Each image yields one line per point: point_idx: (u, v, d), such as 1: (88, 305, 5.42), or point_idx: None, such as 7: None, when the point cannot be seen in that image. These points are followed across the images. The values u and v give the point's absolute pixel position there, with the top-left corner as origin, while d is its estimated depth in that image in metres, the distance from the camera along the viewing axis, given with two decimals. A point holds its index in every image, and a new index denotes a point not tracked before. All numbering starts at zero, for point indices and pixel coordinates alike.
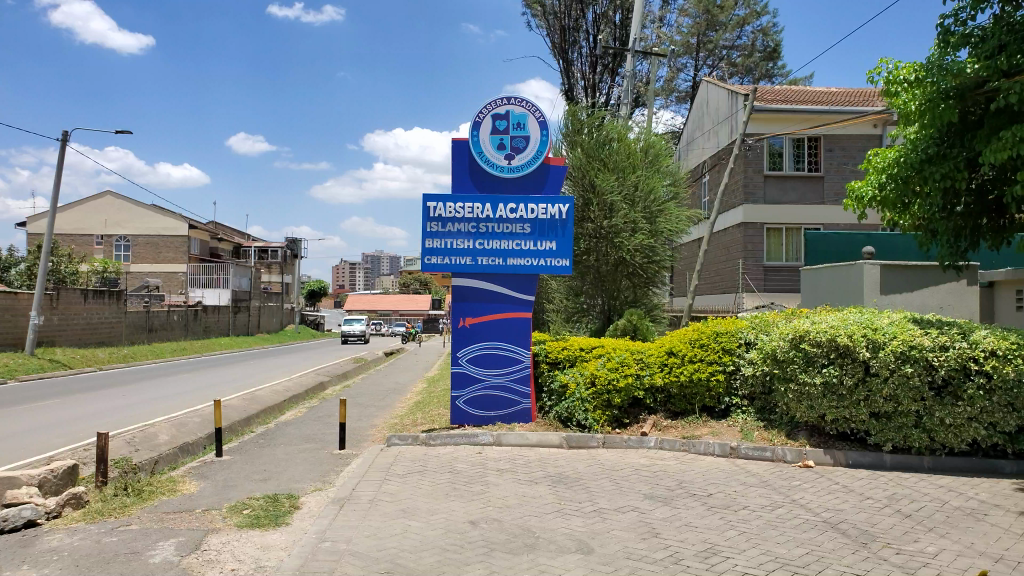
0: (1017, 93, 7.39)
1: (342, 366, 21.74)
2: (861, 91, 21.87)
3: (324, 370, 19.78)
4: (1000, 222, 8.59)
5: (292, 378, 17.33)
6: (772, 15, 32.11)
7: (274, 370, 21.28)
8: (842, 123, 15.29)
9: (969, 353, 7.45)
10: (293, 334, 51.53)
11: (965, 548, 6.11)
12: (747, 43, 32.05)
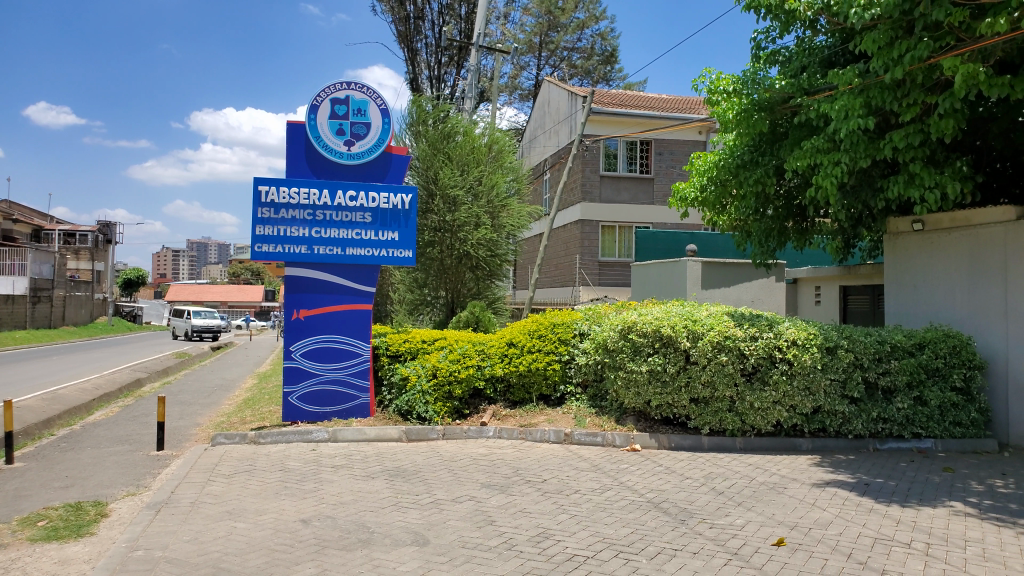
0: (815, 110, 8.26)
1: (161, 362, 20.22)
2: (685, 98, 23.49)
3: (140, 366, 18.31)
4: (802, 226, 9.61)
5: (101, 375, 15.88)
6: (611, 21, 33.75)
7: (80, 367, 19.42)
8: (671, 129, 16.37)
9: (774, 343, 8.27)
10: (108, 329, 47.24)
11: (767, 520, 6.75)
12: (586, 47, 33.35)
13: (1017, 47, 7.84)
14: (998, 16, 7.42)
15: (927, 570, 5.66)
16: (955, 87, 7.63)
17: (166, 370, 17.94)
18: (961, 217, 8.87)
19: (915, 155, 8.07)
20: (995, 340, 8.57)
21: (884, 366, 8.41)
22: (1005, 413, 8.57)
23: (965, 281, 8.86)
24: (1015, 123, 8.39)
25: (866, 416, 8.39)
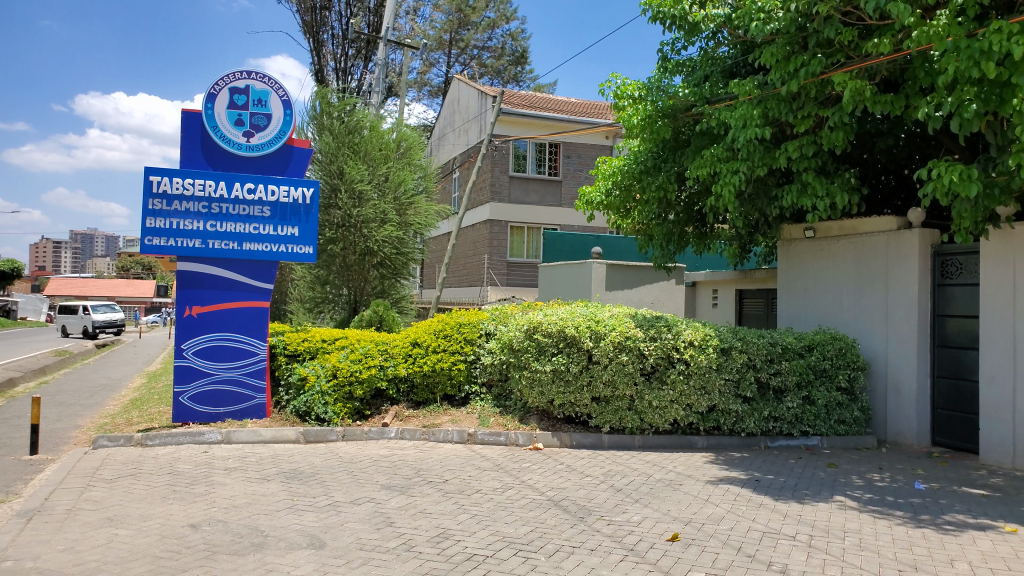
0: (716, 120, 8.56)
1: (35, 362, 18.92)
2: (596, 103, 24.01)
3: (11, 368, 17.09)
4: (701, 230, 9.94)
5: None
6: (521, 22, 34.10)
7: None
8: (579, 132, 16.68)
9: (671, 344, 8.51)
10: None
11: (662, 515, 6.94)
12: (497, 46, 33.56)
13: (898, 69, 8.35)
14: (882, 38, 7.90)
15: (810, 561, 5.96)
16: (844, 102, 8.03)
17: (42, 370, 16.87)
18: (848, 226, 9.45)
19: (807, 166, 8.45)
20: (874, 343, 9.17)
21: (775, 367, 8.77)
22: (884, 411, 9.13)
23: (849, 287, 9.45)
24: (897, 139, 8.90)
25: (758, 415, 8.73)
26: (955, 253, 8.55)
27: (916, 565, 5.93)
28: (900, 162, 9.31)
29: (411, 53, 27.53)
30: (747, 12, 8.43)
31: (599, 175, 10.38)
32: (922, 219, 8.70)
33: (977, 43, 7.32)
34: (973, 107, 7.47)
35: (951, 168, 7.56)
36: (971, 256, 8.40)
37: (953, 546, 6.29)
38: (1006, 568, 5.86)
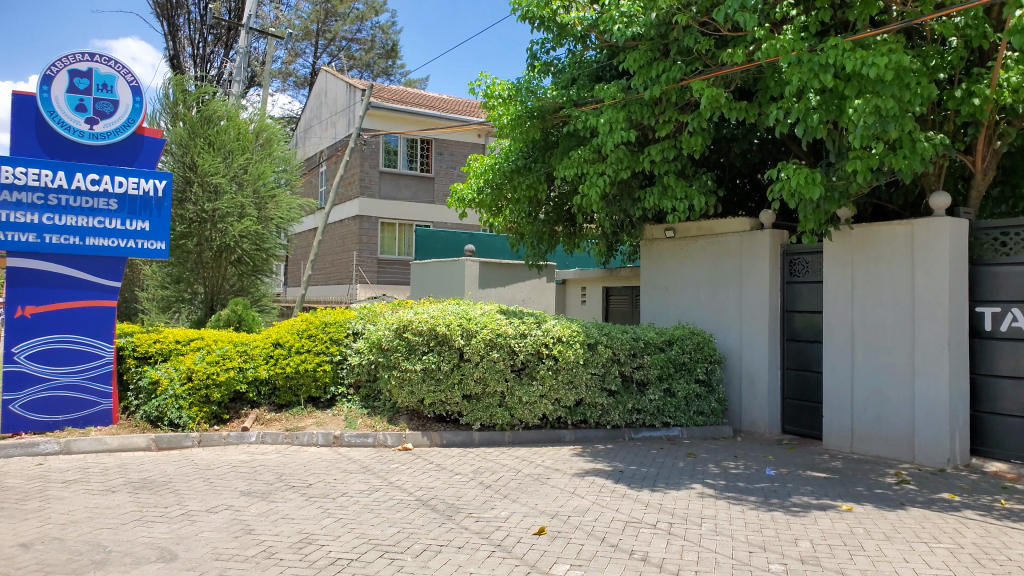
0: (585, 122, 8.75)
1: None
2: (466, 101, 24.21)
3: None
4: (570, 230, 10.23)
5: None
6: (392, 15, 33.92)
7: None
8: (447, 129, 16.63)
9: (541, 340, 8.63)
10: None
11: (530, 510, 7.03)
12: (367, 38, 33.18)
13: (751, 77, 8.75)
14: (737, 48, 8.34)
15: (669, 547, 6.21)
16: (702, 108, 8.41)
17: None
18: (705, 227, 9.91)
19: (668, 168, 8.79)
20: (729, 338, 9.68)
21: (638, 361, 9.07)
22: (738, 403, 9.63)
23: (706, 284, 9.93)
24: (751, 144, 9.43)
25: (622, 407, 9.03)
26: (802, 252, 9.17)
27: (765, 546, 6.31)
28: (753, 166, 9.83)
29: (274, 42, 26.72)
30: (610, 17, 8.68)
31: (472, 172, 10.37)
32: (772, 220, 9.24)
33: (817, 57, 7.87)
34: (816, 115, 7.99)
35: (798, 171, 8.06)
36: (815, 256, 9.05)
37: (798, 527, 6.73)
38: (843, 544, 6.36)
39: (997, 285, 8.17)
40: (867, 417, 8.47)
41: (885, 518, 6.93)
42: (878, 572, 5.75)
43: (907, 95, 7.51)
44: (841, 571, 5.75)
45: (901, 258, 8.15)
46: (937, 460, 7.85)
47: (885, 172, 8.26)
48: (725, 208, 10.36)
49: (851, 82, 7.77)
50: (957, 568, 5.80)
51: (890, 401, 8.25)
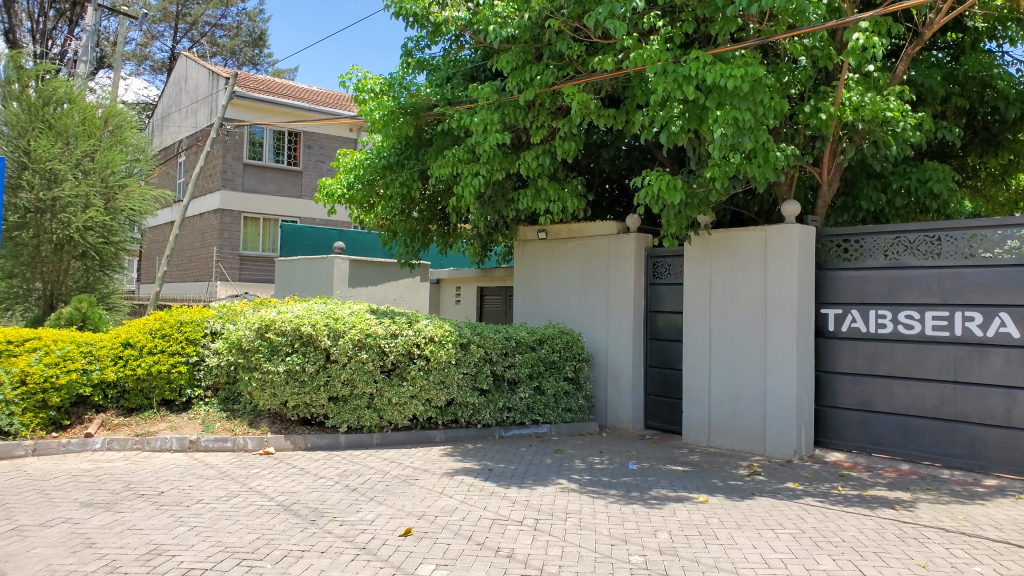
0: (457, 121, 8.75)
1: None
2: (337, 94, 23.78)
3: None
4: (444, 229, 10.29)
5: None
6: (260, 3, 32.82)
7: None
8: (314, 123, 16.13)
9: (413, 340, 8.54)
10: None
11: (397, 511, 6.93)
12: (231, 25, 31.99)
13: (620, 85, 8.96)
14: (606, 56, 8.54)
15: (534, 543, 6.30)
16: (572, 114, 8.59)
17: None
18: (576, 229, 10.16)
19: (543, 171, 8.84)
20: (598, 337, 9.96)
21: (510, 360, 9.17)
22: (605, 400, 9.92)
23: (577, 285, 10.18)
24: (619, 151, 9.73)
25: (493, 406, 9.10)
26: (664, 255, 9.56)
27: (626, 538, 6.53)
28: (623, 171, 10.06)
29: (128, 23, 25.31)
30: (484, 17, 8.71)
31: (342, 167, 10.19)
32: (639, 225, 9.57)
33: (681, 68, 8.16)
34: (679, 123, 8.31)
35: (660, 177, 8.39)
36: (677, 259, 9.45)
37: (657, 519, 7.01)
38: (698, 534, 6.68)
39: (839, 289, 8.82)
40: (723, 413, 8.91)
41: (738, 508, 7.34)
42: (729, 559, 6.07)
43: (760, 109, 7.98)
44: (696, 559, 6.03)
45: (756, 262, 8.63)
46: (785, 452, 8.39)
47: (741, 180, 8.68)
48: (595, 211, 10.63)
49: (711, 94, 8.11)
50: (799, 552, 6.22)
51: (743, 397, 8.73)
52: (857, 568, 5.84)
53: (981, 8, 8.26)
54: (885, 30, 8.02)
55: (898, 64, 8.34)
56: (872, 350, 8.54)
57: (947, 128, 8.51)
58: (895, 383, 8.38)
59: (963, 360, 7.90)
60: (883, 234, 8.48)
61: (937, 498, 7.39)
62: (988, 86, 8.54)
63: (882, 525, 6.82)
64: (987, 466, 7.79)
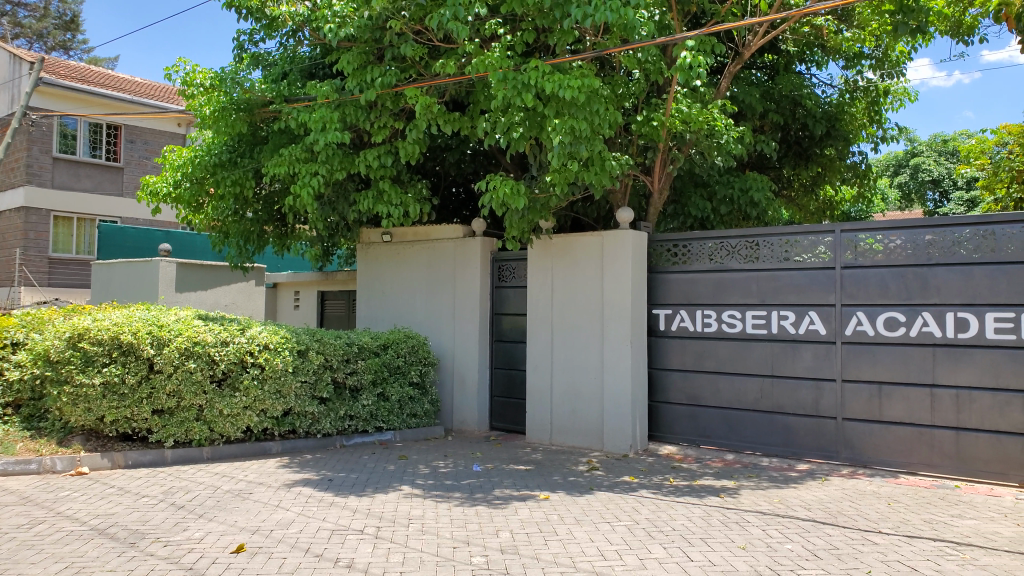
0: (295, 119, 8.47)
1: None
2: (158, 84, 22.58)
3: None
4: (282, 230, 9.92)
5: None
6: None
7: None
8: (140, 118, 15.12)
9: (246, 348, 8.18)
10: None
11: (228, 528, 6.55)
12: (38, 6, 31.36)
13: (464, 89, 9.00)
14: (448, 60, 8.57)
15: (375, 551, 6.16)
16: (417, 118, 8.55)
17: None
18: (421, 232, 10.14)
19: (384, 174, 8.75)
20: (443, 341, 10.00)
21: (352, 366, 9.00)
22: (450, 403, 9.95)
23: (422, 289, 10.15)
24: (463, 155, 9.80)
25: (334, 414, 8.87)
26: (509, 259, 9.72)
27: (468, 540, 6.54)
28: (469, 175, 10.14)
29: None
30: (323, 15, 8.52)
31: (168, 163, 9.66)
32: (484, 228, 9.69)
33: (521, 76, 8.31)
34: (520, 130, 8.44)
35: (504, 182, 8.45)
36: (521, 262, 9.63)
37: (500, 519, 7.09)
38: (539, 531, 6.81)
39: (669, 290, 9.29)
40: (564, 412, 9.15)
41: (576, 504, 7.57)
42: (568, 553, 6.22)
43: (596, 120, 8.24)
44: (536, 556, 6.14)
45: (594, 266, 8.93)
46: (621, 447, 8.74)
47: (580, 187, 8.96)
48: (441, 215, 10.60)
49: (549, 103, 8.28)
50: (633, 542, 6.50)
51: (583, 395, 9.01)
52: (685, 554, 6.18)
53: (793, 33, 8.99)
54: (709, 48, 8.42)
55: (722, 80, 8.70)
56: (699, 348, 9.06)
57: (764, 141, 9.17)
58: (720, 378, 8.94)
59: (778, 355, 8.58)
60: (708, 239, 9.01)
61: (757, 485, 7.97)
62: (798, 104, 9.25)
63: (708, 512, 7.26)
64: (799, 452, 8.48)
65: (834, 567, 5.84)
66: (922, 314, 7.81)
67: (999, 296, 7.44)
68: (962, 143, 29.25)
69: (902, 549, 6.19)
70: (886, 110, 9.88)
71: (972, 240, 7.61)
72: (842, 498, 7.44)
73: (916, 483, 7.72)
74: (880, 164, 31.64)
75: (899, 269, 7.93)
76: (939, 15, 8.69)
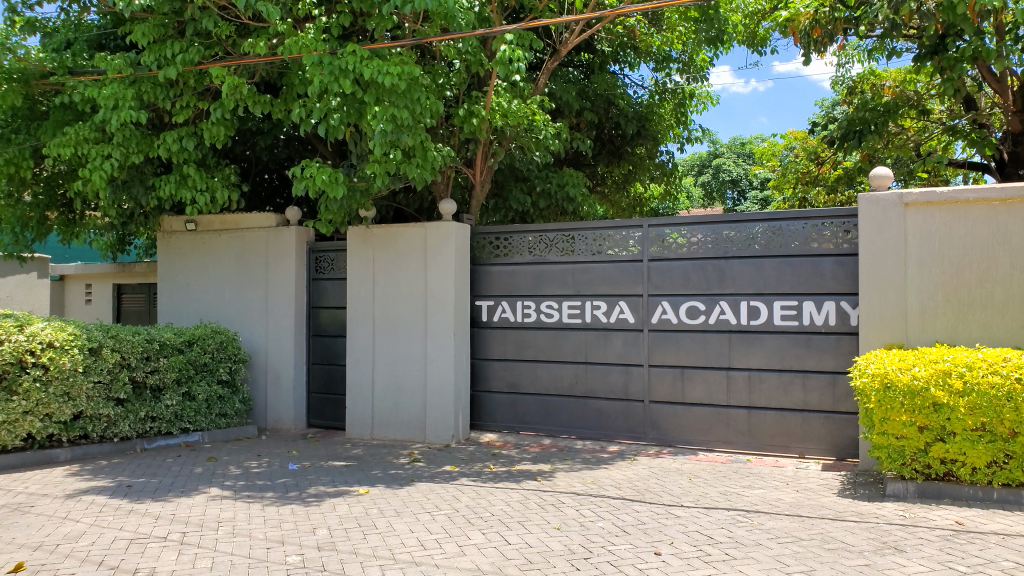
0: (80, 93, 7.75)
1: None
2: None
3: None
4: (68, 217, 9.28)
5: None
6: None
7: None
8: None
9: (25, 346, 7.37)
10: None
11: (4, 546, 5.86)
12: None
13: (276, 71, 8.58)
14: (259, 39, 8.17)
15: (179, 558, 5.77)
16: (224, 98, 8.03)
17: None
18: (230, 220, 9.64)
19: (187, 157, 8.23)
20: (257, 335, 9.57)
21: (152, 365, 8.40)
22: (264, 400, 9.57)
23: (232, 282, 9.65)
24: (276, 140, 9.43)
25: (133, 416, 8.27)
26: (326, 251, 9.42)
27: (283, 540, 6.28)
28: (282, 160, 9.87)
29: None
30: None
31: None
32: (298, 216, 9.38)
33: (338, 61, 7.99)
34: (337, 116, 8.12)
35: (321, 171, 8.08)
36: (340, 254, 9.38)
37: (316, 516, 6.88)
38: (358, 526, 6.68)
39: (491, 281, 9.44)
40: (386, 405, 9.06)
41: (396, 496, 7.50)
42: (387, 546, 6.17)
43: (418, 108, 8.11)
44: (355, 550, 6.03)
45: (415, 257, 8.85)
46: (442, 438, 8.79)
47: (401, 178, 8.69)
48: (252, 201, 10.27)
49: (368, 89, 8.02)
50: (453, 530, 6.55)
51: (404, 387, 8.96)
52: (503, 538, 6.31)
53: (607, 33, 9.29)
54: (527, 43, 8.47)
55: (540, 76, 8.80)
56: (519, 337, 9.28)
57: (579, 138, 9.49)
58: (538, 366, 9.22)
59: (592, 342, 8.96)
60: (527, 232, 9.22)
61: (571, 467, 8.27)
62: (612, 104, 9.67)
63: (526, 496, 7.47)
64: (611, 435, 8.92)
65: (640, 541, 6.22)
66: (718, 303, 8.42)
67: (785, 286, 8.18)
68: (758, 146, 32.63)
69: (700, 520, 6.70)
70: (691, 112, 10.57)
71: (763, 236, 8.26)
72: (649, 476, 7.90)
73: (714, 458, 8.32)
74: (686, 164, 34.08)
75: (699, 261, 8.50)
76: (733, 26, 9.36)
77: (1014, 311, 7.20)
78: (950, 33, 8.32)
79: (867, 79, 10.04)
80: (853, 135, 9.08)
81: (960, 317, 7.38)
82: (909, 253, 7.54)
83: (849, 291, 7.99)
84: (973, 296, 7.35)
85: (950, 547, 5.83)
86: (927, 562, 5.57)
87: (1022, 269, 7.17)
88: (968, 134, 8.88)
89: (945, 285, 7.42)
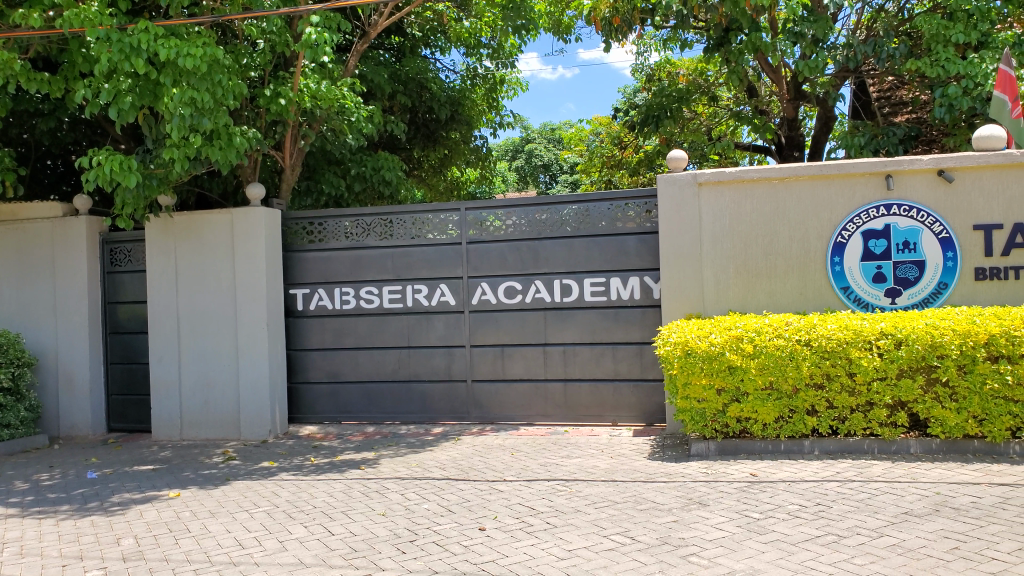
0: None
1: None
2: None
3: None
4: None
5: None
6: None
7: None
8: None
9: None
10: None
11: None
12: None
13: (54, 46, 7.86)
14: (31, 10, 7.47)
15: None
16: None
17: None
18: (8, 211, 8.87)
19: None
20: (44, 337, 8.86)
21: None
22: (55, 407, 8.86)
23: (12, 277, 8.92)
24: (60, 123, 9.04)
25: None
26: (122, 242, 8.88)
27: (81, 555, 5.74)
28: (67, 144, 9.42)
29: None
30: None
31: None
32: (88, 206, 8.77)
33: (128, 38, 7.33)
34: (128, 98, 7.45)
35: (110, 157, 7.52)
36: (137, 245, 8.85)
37: (121, 525, 6.35)
38: (168, 531, 6.20)
39: (307, 269, 9.19)
40: (195, 405, 8.62)
41: (211, 496, 7.06)
42: (202, 549, 5.78)
43: (219, 90, 7.60)
44: (166, 557, 5.62)
45: (223, 248, 8.47)
46: (259, 433, 8.49)
47: (203, 162, 8.26)
48: (32, 190, 9.70)
49: (164, 69, 7.41)
50: (273, 526, 6.26)
51: (214, 384, 8.56)
52: (326, 529, 6.13)
53: (417, 17, 9.44)
54: (334, 25, 8.15)
55: (349, 58, 8.67)
56: (339, 325, 9.12)
57: (393, 122, 9.51)
58: (359, 353, 9.11)
59: (413, 327, 8.99)
60: (343, 217, 9.06)
61: (395, 452, 8.22)
62: (424, 87, 9.77)
63: (349, 484, 7.31)
64: (434, 417, 9.00)
65: (465, 518, 6.29)
66: (534, 282, 8.70)
67: (594, 264, 8.58)
68: (567, 131, 34.68)
69: (522, 492, 6.88)
70: (501, 98, 11.12)
71: (573, 218, 8.62)
72: (472, 455, 8.02)
73: (533, 432, 8.60)
74: (501, 148, 35.10)
75: (515, 243, 8.73)
76: (539, 16, 9.88)
77: (793, 280, 7.93)
78: (732, 27, 9.08)
79: (662, 68, 11.08)
80: (652, 120, 10.16)
81: (748, 287, 8.04)
82: (703, 229, 8.10)
83: (651, 267, 8.50)
84: (759, 268, 8.01)
85: (746, 497, 6.35)
86: (727, 512, 6.04)
87: (800, 242, 7.90)
88: (750, 120, 9.87)
89: (735, 258, 8.04)
